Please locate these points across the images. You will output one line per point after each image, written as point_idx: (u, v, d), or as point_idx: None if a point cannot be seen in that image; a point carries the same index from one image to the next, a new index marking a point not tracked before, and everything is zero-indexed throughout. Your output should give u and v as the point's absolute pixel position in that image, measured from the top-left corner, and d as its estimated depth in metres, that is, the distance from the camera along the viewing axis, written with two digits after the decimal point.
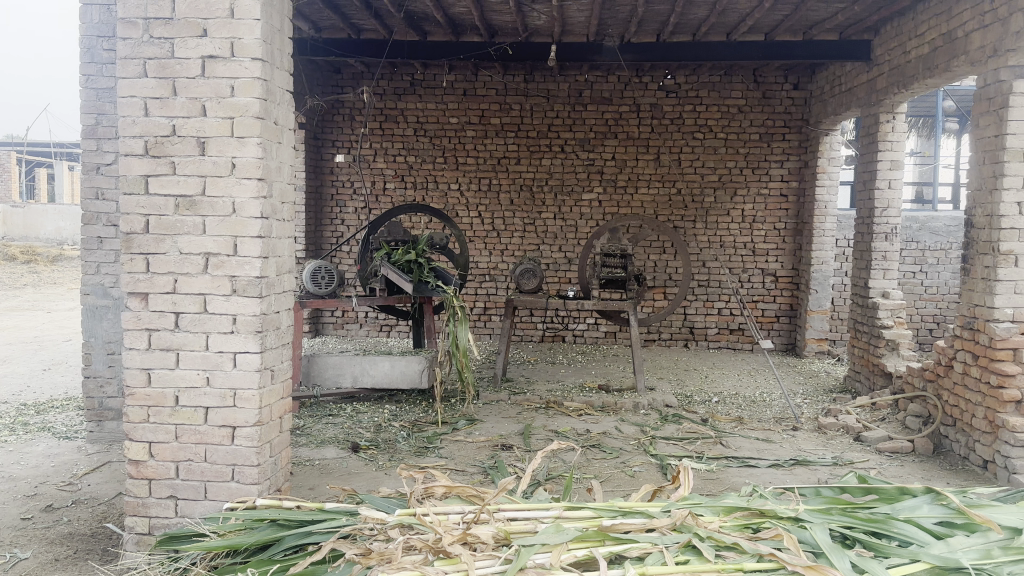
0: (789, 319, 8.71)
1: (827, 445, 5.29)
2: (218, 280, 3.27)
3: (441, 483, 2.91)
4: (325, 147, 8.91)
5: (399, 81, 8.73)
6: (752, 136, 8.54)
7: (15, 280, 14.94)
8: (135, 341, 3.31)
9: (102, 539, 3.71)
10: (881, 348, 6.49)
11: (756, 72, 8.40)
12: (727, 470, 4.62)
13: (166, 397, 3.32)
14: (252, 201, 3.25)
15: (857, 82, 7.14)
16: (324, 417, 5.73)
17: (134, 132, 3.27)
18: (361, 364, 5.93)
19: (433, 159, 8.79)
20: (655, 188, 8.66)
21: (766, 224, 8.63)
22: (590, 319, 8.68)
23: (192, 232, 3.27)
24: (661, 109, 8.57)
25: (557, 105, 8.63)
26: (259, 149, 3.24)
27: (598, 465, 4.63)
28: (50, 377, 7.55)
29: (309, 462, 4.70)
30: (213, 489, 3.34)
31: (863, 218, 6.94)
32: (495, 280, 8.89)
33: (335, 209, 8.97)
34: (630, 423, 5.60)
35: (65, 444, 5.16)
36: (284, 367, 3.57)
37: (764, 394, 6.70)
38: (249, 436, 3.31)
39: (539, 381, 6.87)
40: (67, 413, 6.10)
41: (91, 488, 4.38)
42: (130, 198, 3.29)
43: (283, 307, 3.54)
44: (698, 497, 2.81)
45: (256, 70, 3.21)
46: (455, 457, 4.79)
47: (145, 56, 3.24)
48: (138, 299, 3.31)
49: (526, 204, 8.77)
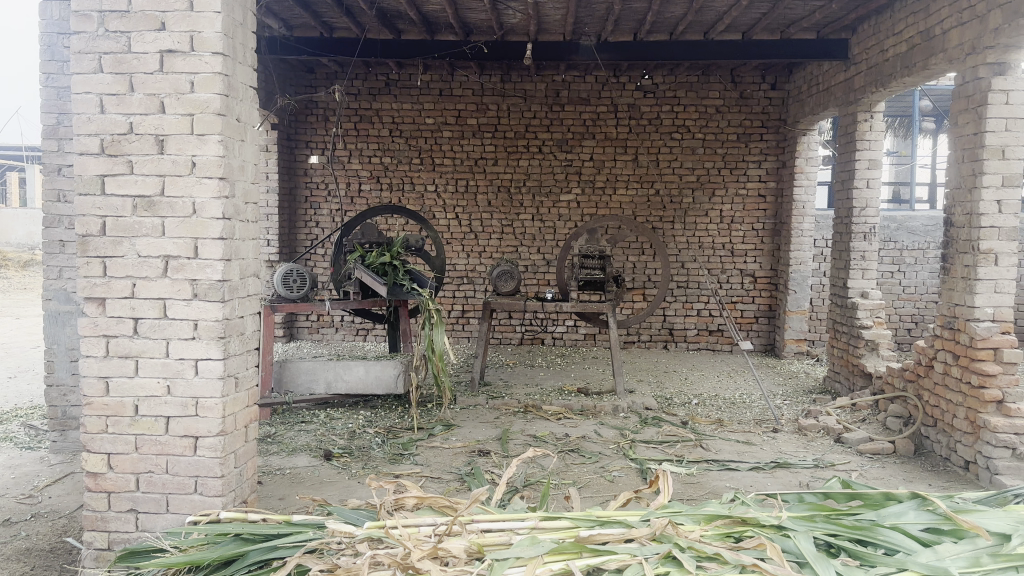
0: (768, 320, 8.67)
1: (808, 447, 5.23)
2: (179, 283, 3.14)
3: (413, 494, 2.79)
4: (298, 148, 8.77)
5: (374, 81, 8.59)
6: (729, 136, 8.49)
7: None
8: (92, 349, 3.17)
9: (61, 554, 3.56)
10: (861, 348, 6.44)
11: (733, 72, 8.36)
12: (708, 474, 4.53)
13: (125, 406, 3.19)
14: (214, 201, 3.12)
15: (834, 81, 7.12)
16: (296, 424, 5.58)
17: (90, 130, 3.13)
18: (335, 369, 5.77)
19: (409, 160, 8.67)
20: (634, 189, 8.60)
21: (745, 224, 8.58)
22: (569, 322, 8.58)
23: (151, 234, 3.14)
24: (639, 109, 8.50)
25: (534, 105, 8.54)
26: (220, 147, 3.11)
27: (577, 471, 4.53)
28: (15, 385, 7.33)
29: (279, 471, 4.56)
30: (175, 502, 3.21)
31: (842, 218, 6.91)
32: (473, 283, 8.78)
33: (310, 212, 8.84)
34: (609, 427, 5.51)
35: (27, 455, 4.99)
36: (249, 374, 3.44)
37: (744, 396, 6.64)
38: (213, 446, 3.18)
39: (517, 384, 6.77)
40: (31, 422, 5.91)
41: (52, 501, 4.22)
42: (85, 199, 3.15)
43: (247, 312, 3.41)
44: (678, 504, 2.72)
45: (217, 65, 3.08)
46: (431, 464, 4.68)
47: (100, 50, 3.11)
48: (95, 304, 3.17)
49: (503, 206, 8.67)
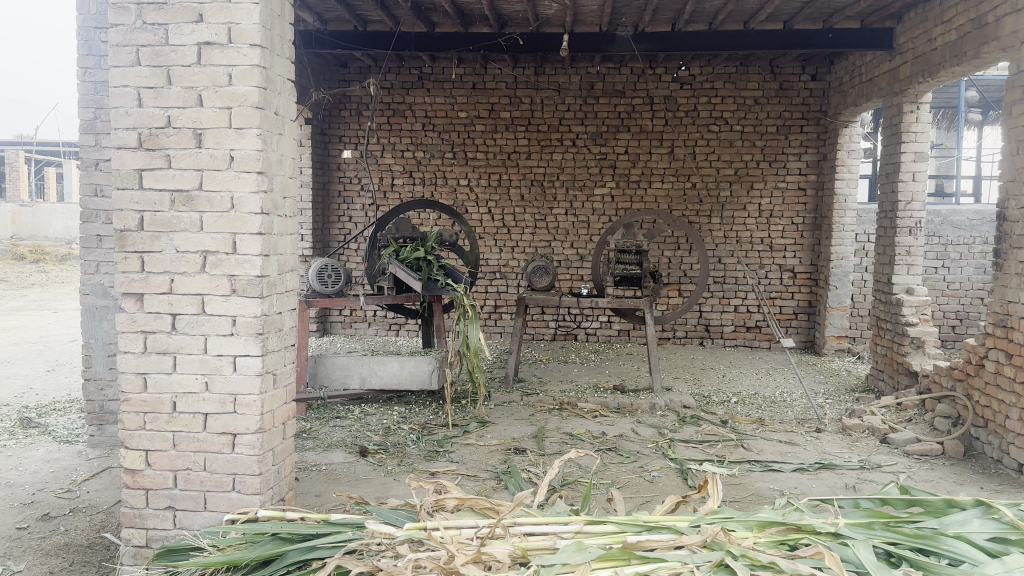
0: (808, 316, 8.49)
1: (853, 448, 5.09)
2: (217, 279, 3.10)
3: (453, 495, 2.73)
4: (332, 143, 8.75)
5: (407, 75, 8.54)
6: (769, 128, 8.32)
7: (24, 279, 14.83)
8: (131, 344, 3.15)
9: (99, 550, 3.55)
10: (906, 346, 6.27)
11: (772, 63, 8.19)
12: (751, 475, 4.42)
13: (163, 403, 3.16)
14: (252, 195, 3.07)
15: (878, 71, 6.92)
16: (331, 419, 5.56)
17: (127, 124, 3.10)
18: (369, 365, 5.74)
19: (442, 155, 8.61)
20: (670, 182, 8.46)
21: (784, 218, 8.41)
22: (603, 317, 8.48)
23: (189, 229, 3.10)
24: (676, 101, 8.36)
25: (568, 98, 8.43)
26: (258, 141, 3.06)
27: (615, 470, 4.45)
28: (54, 378, 7.41)
29: (316, 467, 4.53)
30: (213, 500, 3.18)
31: (886, 212, 6.71)
32: (506, 278, 8.72)
33: (343, 206, 8.82)
34: (647, 425, 5.41)
35: (65, 449, 5.02)
36: (288, 370, 3.40)
37: (784, 394, 6.50)
38: (251, 443, 3.14)
39: (552, 381, 6.69)
40: (69, 415, 5.96)
41: (90, 495, 4.23)
42: (124, 193, 3.12)
43: (286, 308, 3.37)
44: (729, 510, 2.61)
45: (255, 57, 3.03)
46: (467, 461, 4.62)
47: (138, 43, 3.07)
48: (133, 300, 3.14)
49: (537, 200, 8.59)
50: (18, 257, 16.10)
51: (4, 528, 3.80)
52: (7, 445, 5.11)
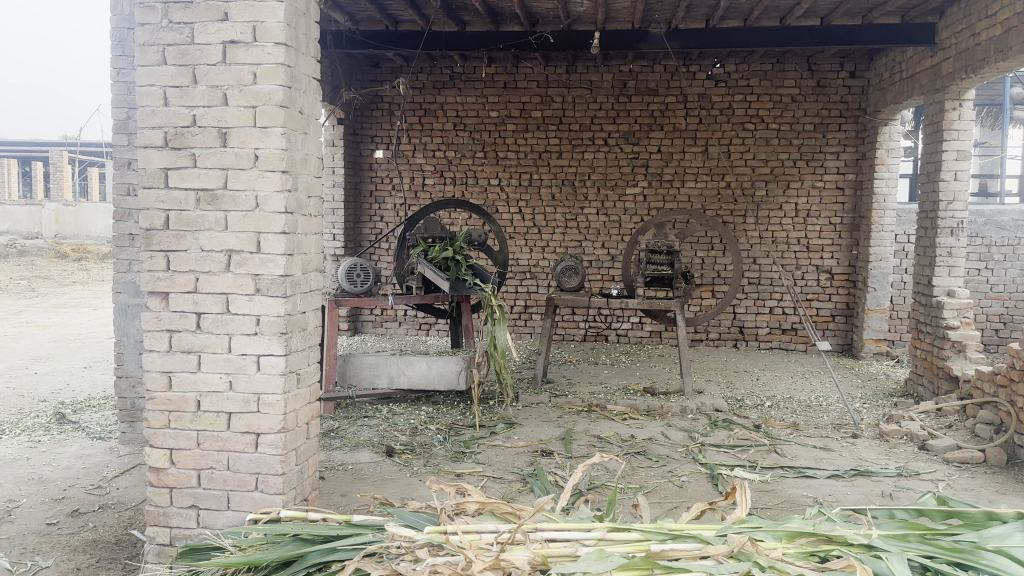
0: (845, 319, 8.31)
1: (890, 455, 4.95)
2: (241, 278, 3.10)
3: (474, 499, 2.69)
4: (363, 143, 8.78)
5: (438, 75, 8.53)
6: (806, 126, 8.15)
7: (66, 277, 15.14)
8: (156, 343, 3.16)
9: (126, 547, 3.58)
10: (946, 350, 6.10)
11: (810, 59, 8.02)
12: (783, 482, 4.32)
13: (187, 402, 3.16)
14: (276, 194, 3.06)
15: (919, 68, 6.74)
16: (359, 419, 5.56)
17: (153, 123, 3.11)
18: (397, 364, 5.73)
19: (473, 154, 8.59)
20: (704, 181, 8.33)
21: (822, 219, 8.24)
22: (634, 318, 8.39)
23: (213, 228, 3.10)
24: (710, 99, 8.23)
25: (600, 96, 8.36)
26: (283, 140, 3.05)
27: (644, 475, 4.37)
28: (90, 375, 7.54)
29: (342, 466, 4.52)
30: (236, 499, 3.17)
31: (927, 212, 6.53)
32: (536, 278, 8.66)
33: (374, 206, 8.84)
34: (677, 429, 5.32)
35: (97, 445, 5.09)
36: (311, 370, 3.39)
37: (820, 398, 6.35)
38: (274, 443, 3.13)
39: (581, 382, 6.62)
40: (103, 412, 6.05)
41: (120, 492, 4.27)
42: (149, 192, 3.13)
43: (310, 308, 3.36)
44: (758, 519, 2.54)
45: (279, 56, 3.02)
46: (493, 463, 4.57)
47: (164, 42, 3.08)
48: (159, 298, 3.15)
49: (567, 199, 8.52)
50: (60, 255, 16.47)
51: (35, 522, 3.86)
52: (41, 441, 5.20)
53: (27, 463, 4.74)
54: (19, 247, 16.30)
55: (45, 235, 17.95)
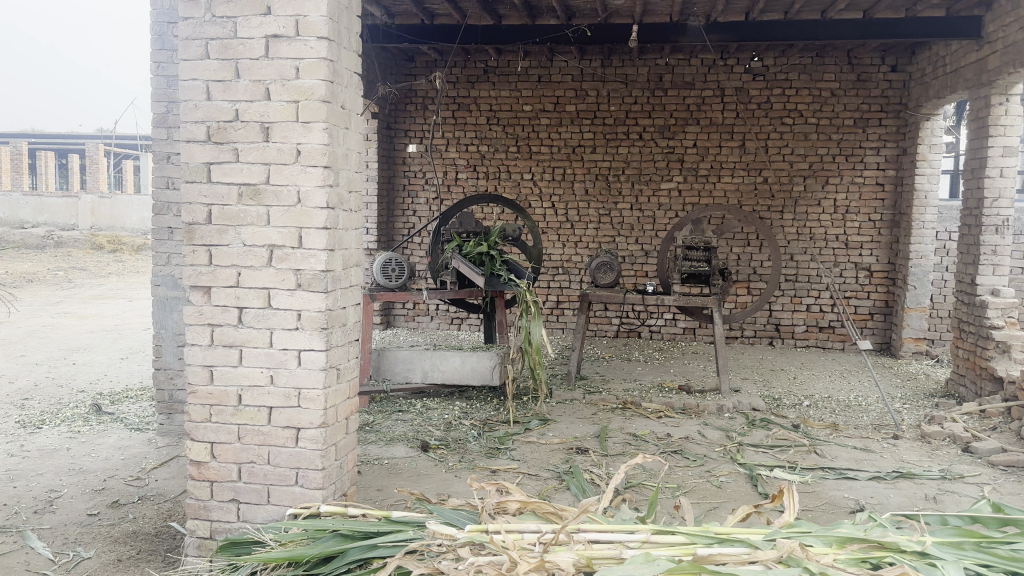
0: (885, 317, 8.16)
1: (933, 457, 4.85)
2: (283, 273, 3.10)
3: (516, 498, 2.67)
4: (397, 137, 8.79)
5: (472, 69, 8.50)
6: (846, 121, 8.01)
7: (102, 268, 15.37)
8: (198, 337, 3.17)
9: (165, 540, 3.61)
10: (990, 351, 5.96)
11: (851, 53, 7.88)
12: (824, 483, 4.24)
13: (229, 396, 3.17)
14: (318, 189, 3.05)
15: (963, 62, 6.58)
16: (393, 413, 5.56)
17: (196, 117, 3.12)
18: (431, 359, 5.72)
19: (506, 148, 8.55)
20: (741, 176, 8.22)
21: (861, 215, 8.10)
22: (668, 315, 8.32)
23: (256, 223, 3.10)
24: (748, 93, 8.12)
25: (635, 90, 8.28)
26: (325, 135, 3.04)
27: (681, 474, 4.32)
28: (127, 366, 7.63)
29: (378, 461, 4.52)
30: (276, 494, 3.18)
31: (971, 209, 6.39)
32: (569, 273, 8.62)
33: (407, 200, 8.85)
34: (713, 428, 5.25)
35: (136, 437, 5.15)
36: (351, 366, 3.39)
37: (859, 398, 6.25)
38: (314, 438, 3.13)
39: (615, 379, 6.57)
40: (140, 403, 6.12)
41: (159, 483, 4.31)
42: (192, 186, 3.14)
43: (350, 303, 3.35)
44: (807, 524, 2.49)
45: (322, 50, 3.01)
46: (528, 460, 4.55)
47: (207, 37, 3.08)
48: (200, 293, 3.16)
49: (601, 194, 8.46)
50: (96, 247, 16.75)
51: (77, 513, 3.90)
52: (81, 431, 5.27)
53: (68, 453, 4.81)
54: (56, 238, 16.58)
55: (81, 227, 18.21)
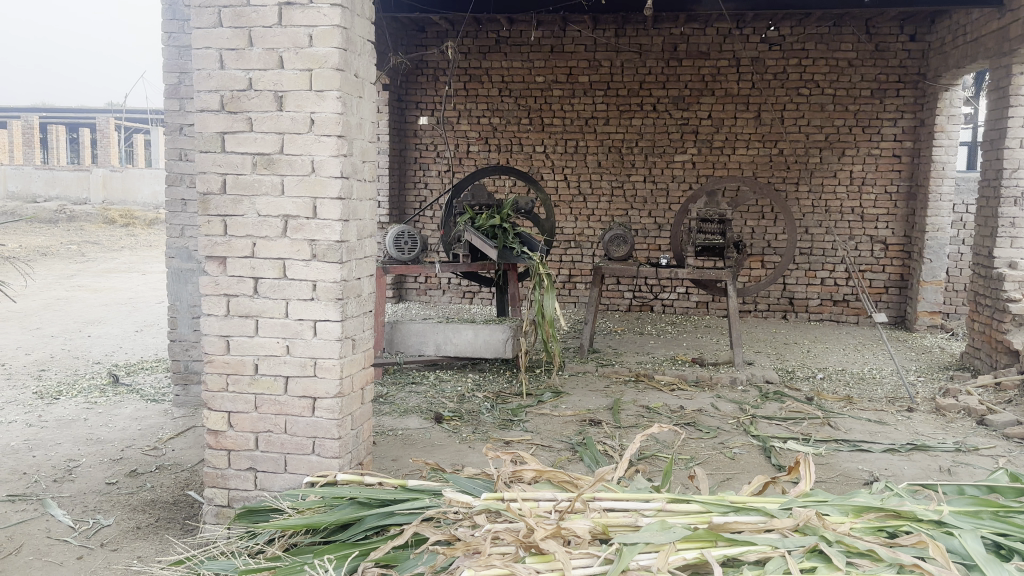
0: (899, 290, 8.11)
1: (947, 429, 4.83)
2: (298, 243, 3.09)
3: (531, 467, 2.69)
4: (408, 109, 8.74)
5: (484, 39, 8.42)
6: (863, 91, 7.91)
7: (115, 242, 15.43)
8: (214, 307, 3.18)
9: (183, 508, 3.65)
10: (1006, 324, 5.92)
11: (869, 22, 7.76)
12: (838, 455, 4.24)
13: (245, 365, 3.19)
14: (332, 159, 3.04)
15: (985, 30, 6.45)
16: (406, 385, 5.59)
17: (210, 86, 3.10)
18: (444, 332, 5.73)
19: (518, 120, 8.49)
20: (756, 148, 8.14)
21: (877, 187, 8.01)
22: (680, 288, 8.29)
23: (270, 193, 3.10)
24: (764, 63, 8.02)
25: (649, 61, 8.19)
26: (339, 104, 3.02)
27: (695, 446, 4.33)
28: (142, 338, 7.68)
29: (392, 432, 4.54)
30: (293, 462, 3.20)
31: (990, 181, 6.30)
32: (581, 247, 8.59)
33: (419, 173, 8.82)
34: (727, 400, 5.26)
35: (151, 408, 5.20)
36: (367, 336, 3.39)
37: (873, 371, 6.24)
38: (330, 408, 3.15)
39: (628, 352, 6.57)
40: (155, 374, 6.18)
41: (176, 453, 4.35)
42: (206, 156, 3.13)
43: (365, 274, 3.35)
44: (822, 493, 2.49)
45: (336, 17, 2.98)
46: (542, 431, 4.56)
47: (220, 4, 3.06)
48: (216, 263, 3.17)
49: (614, 166, 8.41)
50: (109, 221, 16.82)
51: (95, 482, 3.95)
52: (98, 402, 5.32)
53: (85, 423, 4.86)
54: (69, 212, 16.67)
55: (93, 201, 18.29)
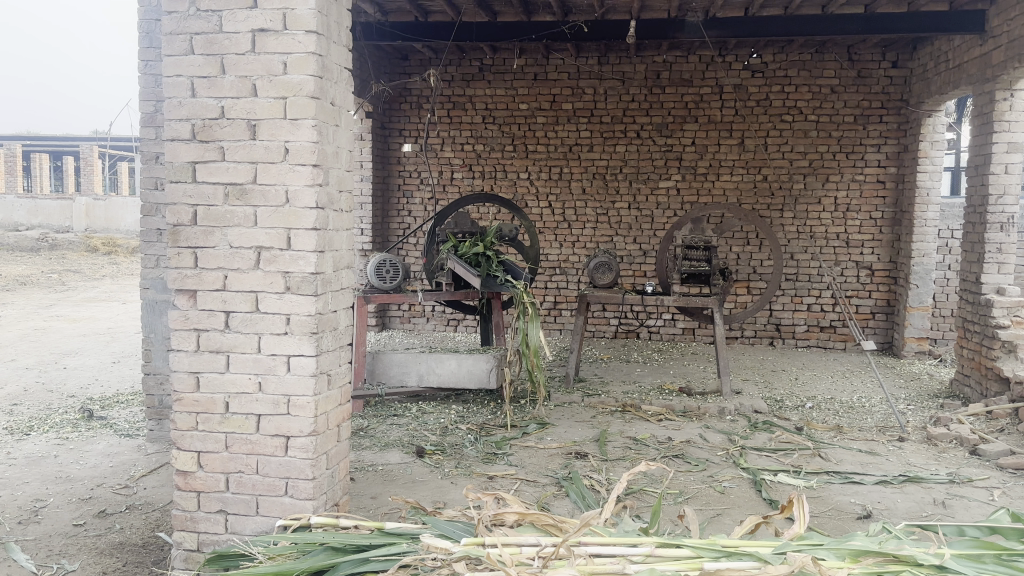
0: (886, 316, 8.08)
1: (939, 460, 4.74)
2: (271, 276, 2.99)
3: (513, 509, 2.57)
4: (392, 136, 8.68)
5: (467, 67, 8.39)
6: (846, 117, 7.91)
7: (96, 271, 15.22)
8: (184, 343, 3.06)
9: (153, 551, 3.50)
10: (996, 351, 5.85)
11: (851, 49, 7.78)
12: (830, 488, 4.13)
13: (216, 403, 3.06)
14: (307, 189, 2.94)
15: (967, 57, 6.48)
16: (388, 417, 5.45)
17: (181, 115, 3.01)
18: (427, 362, 5.62)
19: (502, 147, 8.44)
20: (740, 174, 8.11)
21: (862, 213, 8.00)
22: (667, 315, 8.21)
23: (242, 224, 2.99)
24: (746, 90, 8.02)
25: (633, 88, 8.18)
26: (314, 132, 2.93)
27: (683, 480, 4.22)
28: (118, 370, 7.50)
29: (372, 467, 4.41)
30: (266, 504, 3.06)
31: (975, 207, 6.28)
32: (566, 274, 8.51)
33: (402, 200, 8.74)
34: (716, 431, 5.16)
35: (125, 443, 5.04)
36: (343, 371, 3.27)
37: (862, 399, 6.16)
38: (304, 447, 3.02)
39: (614, 381, 6.46)
40: (131, 408, 6.02)
41: (147, 492, 4.20)
42: (177, 186, 3.03)
43: (341, 306, 3.24)
44: (818, 536, 2.40)
45: (311, 44, 2.90)
46: (527, 465, 4.44)
47: (191, 31, 2.97)
48: (186, 297, 3.05)
49: (599, 193, 8.36)
50: (90, 249, 16.62)
51: (61, 523, 3.79)
52: (69, 438, 5.15)
53: (55, 461, 4.69)
54: (51, 240, 16.45)
55: (76, 229, 18.05)
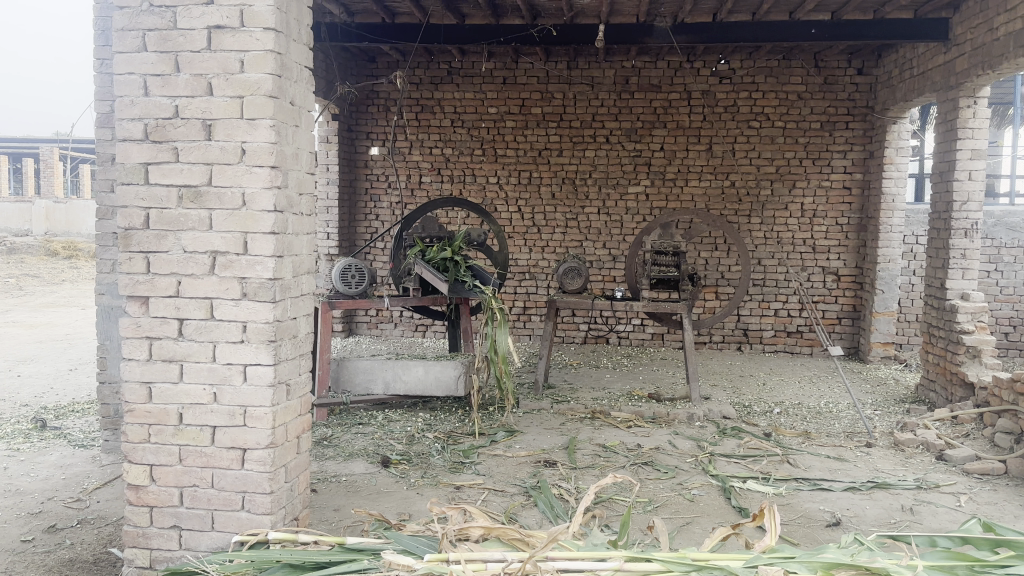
0: (852, 321, 8.12)
1: (907, 465, 4.74)
2: (227, 281, 2.87)
3: (478, 524, 2.48)
4: (359, 139, 8.56)
5: (436, 70, 8.31)
6: (812, 124, 7.96)
7: (55, 276, 14.84)
8: (136, 351, 2.94)
9: (103, 568, 3.36)
10: (960, 356, 5.90)
11: (817, 56, 7.82)
12: (798, 495, 4.10)
13: (168, 414, 2.94)
14: (264, 191, 2.84)
15: (931, 65, 6.55)
16: (353, 426, 5.34)
17: (132, 114, 2.89)
18: (393, 369, 5.51)
19: (470, 151, 8.37)
20: (708, 180, 8.13)
21: (827, 219, 8.05)
22: (636, 320, 8.19)
23: (197, 228, 2.88)
24: (714, 96, 8.03)
25: (602, 93, 8.15)
26: (272, 133, 2.83)
27: (652, 488, 4.17)
28: (75, 378, 7.28)
29: (335, 478, 4.29)
30: (221, 519, 2.95)
31: (940, 212, 6.33)
32: (536, 279, 8.46)
33: (369, 204, 8.63)
34: (685, 437, 5.12)
35: (79, 454, 4.86)
36: (302, 381, 3.17)
37: (830, 405, 6.16)
38: (261, 459, 2.91)
39: (584, 388, 6.40)
40: (87, 417, 5.83)
41: (100, 506, 4.04)
42: (128, 188, 2.90)
43: (301, 313, 3.14)
44: (790, 548, 2.33)
45: (269, 41, 2.80)
46: (494, 474, 4.36)
47: (144, 27, 2.85)
48: (138, 303, 2.93)
49: (568, 198, 8.31)
50: (50, 253, 16.19)
51: (8, 539, 3.63)
52: (20, 449, 4.96)
53: (4, 473, 4.51)
54: (8, 244, 16.01)
55: (35, 232, 17.61)
